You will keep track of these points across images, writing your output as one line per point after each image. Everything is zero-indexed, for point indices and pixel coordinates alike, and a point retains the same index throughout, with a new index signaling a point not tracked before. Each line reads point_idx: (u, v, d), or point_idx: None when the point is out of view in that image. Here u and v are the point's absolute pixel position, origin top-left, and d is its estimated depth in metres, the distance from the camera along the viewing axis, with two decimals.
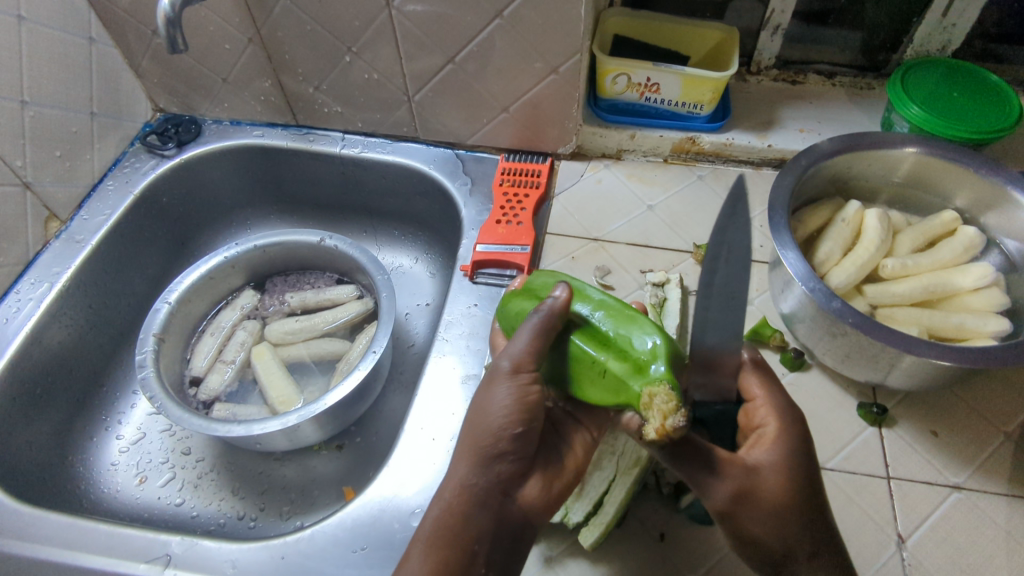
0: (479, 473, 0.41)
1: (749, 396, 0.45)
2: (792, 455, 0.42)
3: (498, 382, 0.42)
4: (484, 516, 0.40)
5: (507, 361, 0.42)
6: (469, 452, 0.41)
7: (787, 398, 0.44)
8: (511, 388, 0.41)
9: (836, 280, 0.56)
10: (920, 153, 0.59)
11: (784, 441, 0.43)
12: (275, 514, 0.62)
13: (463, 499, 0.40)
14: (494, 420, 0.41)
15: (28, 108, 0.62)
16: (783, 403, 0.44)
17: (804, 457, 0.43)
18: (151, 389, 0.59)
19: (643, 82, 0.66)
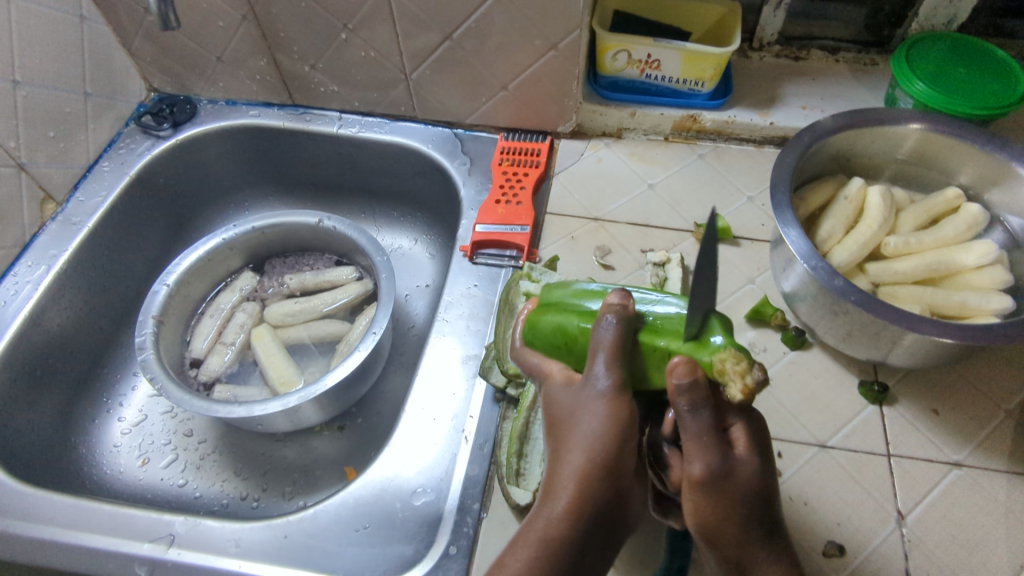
0: (592, 491, 0.37)
1: None
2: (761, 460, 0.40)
3: (600, 401, 0.38)
4: (580, 536, 0.37)
5: (600, 376, 0.38)
6: (581, 467, 0.37)
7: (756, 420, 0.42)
8: (611, 404, 0.38)
9: (838, 259, 0.56)
10: (924, 129, 0.58)
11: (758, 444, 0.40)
12: (278, 494, 0.62)
13: (572, 515, 0.37)
14: (606, 439, 0.37)
15: (20, 88, 0.61)
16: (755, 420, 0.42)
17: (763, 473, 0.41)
18: (152, 371, 0.59)
19: (643, 58, 0.65)
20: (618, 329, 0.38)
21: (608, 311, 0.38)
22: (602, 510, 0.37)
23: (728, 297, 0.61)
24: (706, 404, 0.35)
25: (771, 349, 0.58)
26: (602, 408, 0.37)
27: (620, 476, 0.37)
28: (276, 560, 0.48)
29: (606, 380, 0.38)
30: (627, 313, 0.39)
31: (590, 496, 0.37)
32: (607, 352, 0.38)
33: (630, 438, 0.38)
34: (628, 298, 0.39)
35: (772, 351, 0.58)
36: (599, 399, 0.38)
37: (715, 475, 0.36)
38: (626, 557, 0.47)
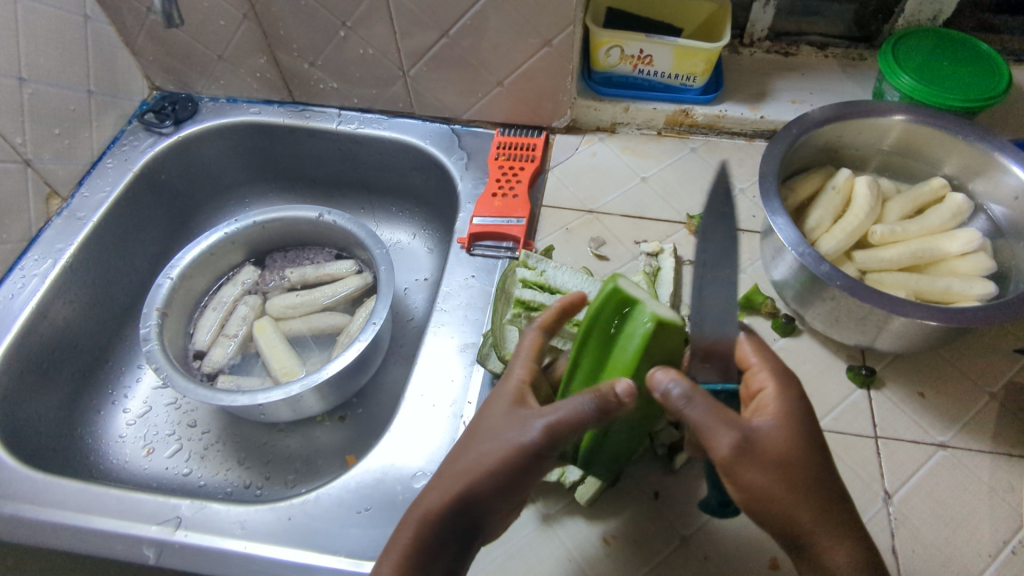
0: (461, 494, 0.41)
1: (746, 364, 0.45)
2: (791, 431, 0.41)
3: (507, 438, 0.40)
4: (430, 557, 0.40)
5: (533, 430, 0.40)
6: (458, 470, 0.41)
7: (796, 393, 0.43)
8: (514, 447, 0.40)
9: (826, 247, 0.57)
10: (908, 121, 0.59)
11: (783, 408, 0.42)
12: (280, 483, 0.64)
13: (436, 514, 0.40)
14: (486, 455, 0.41)
15: (26, 85, 0.62)
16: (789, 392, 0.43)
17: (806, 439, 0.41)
18: (157, 361, 0.60)
19: (636, 54, 0.67)
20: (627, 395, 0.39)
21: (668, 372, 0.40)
22: (450, 537, 0.40)
23: None
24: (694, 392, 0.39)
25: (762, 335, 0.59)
26: (496, 448, 0.41)
27: (469, 509, 0.40)
28: (280, 541, 0.49)
29: (528, 436, 0.40)
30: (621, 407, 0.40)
31: (437, 522, 0.40)
32: (561, 413, 0.40)
33: (499, 480, 0.40)
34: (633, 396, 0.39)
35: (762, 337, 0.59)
36: (502, 441, 0.41)
37: (800, 396, 0.43)
38: (622, 535, 0.49)
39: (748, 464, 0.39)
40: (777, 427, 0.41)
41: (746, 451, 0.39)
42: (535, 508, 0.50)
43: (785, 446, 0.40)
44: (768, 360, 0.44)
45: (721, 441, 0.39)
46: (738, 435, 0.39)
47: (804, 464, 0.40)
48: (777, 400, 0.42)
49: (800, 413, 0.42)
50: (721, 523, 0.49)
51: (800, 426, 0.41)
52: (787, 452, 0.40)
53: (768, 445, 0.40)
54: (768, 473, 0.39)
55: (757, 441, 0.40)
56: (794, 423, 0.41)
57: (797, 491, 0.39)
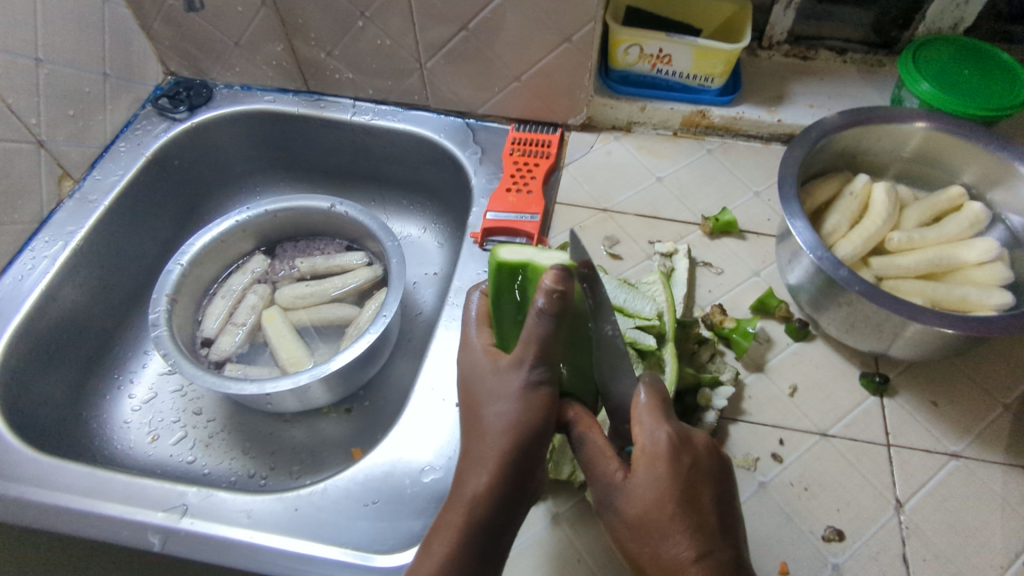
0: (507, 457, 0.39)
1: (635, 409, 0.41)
2: (649, 489, 0.39)
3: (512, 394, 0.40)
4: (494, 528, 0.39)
5: (529, 372, 0.40)
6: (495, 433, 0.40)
7: (668, 448, 0.39)
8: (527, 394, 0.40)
9: (843, 251, 0.57)
10: (929, 127, 0.59)
11: (649, 466, 0.39)
12: (285, 473, 0.64)
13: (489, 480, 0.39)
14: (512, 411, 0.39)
15: (42, 66, 0.62)
16: (663, 448, 0.39)
17: (666, 500, 0.38)
18: (165, 346, 0.60)
19: (655, 53, 0.66)
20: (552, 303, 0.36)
21: (571, 412, 0.42)
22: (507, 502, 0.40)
23: (733, 289, 0.62)
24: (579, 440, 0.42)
25: (775, 340, 0.59)
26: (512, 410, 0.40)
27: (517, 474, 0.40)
28: (287, 531, 0.49)
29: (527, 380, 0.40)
30: (569, 295, 0.36)
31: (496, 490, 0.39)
32: (533, 345, 0.39)
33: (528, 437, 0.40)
34: (568, 280, 0.36)
35: (775, 341, 0.59)
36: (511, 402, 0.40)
37: (668, 454, 0.39)
38: None
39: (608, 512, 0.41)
40: (635, 487, 0.39)
41: (606, 502, 0.41)
42: (544, 506, 0.50)
43: (635, 508, 0.39)
44: (646, 414, 0.40)
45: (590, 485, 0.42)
46: (600, 486, 0.41)
47: (654, 526, 0.38)
48: (640, 457, 0.39)
49: (666, 474, 0.39)
50: None
51: (654, 486, 0.39)
52: (637, 514, 0.39)
53: (621, 502, 0.40)
54: (623, 528, 0.40)
55: (614, 497, 0.40)
56: (652, 486, 0.39)
57: (647, 550, 0.39)
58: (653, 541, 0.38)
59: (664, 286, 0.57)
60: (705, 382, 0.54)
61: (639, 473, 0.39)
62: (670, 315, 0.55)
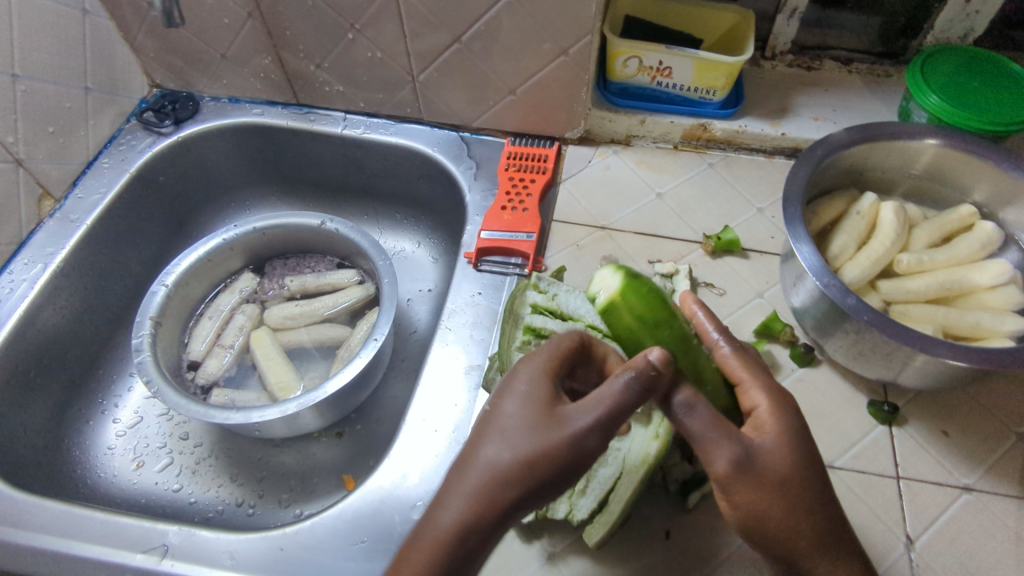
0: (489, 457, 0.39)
1: (737, 378, 0.44)
2: (792, 449, 0.41)
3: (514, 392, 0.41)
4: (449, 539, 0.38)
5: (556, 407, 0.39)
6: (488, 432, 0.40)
7: (797, 418, 0.42)
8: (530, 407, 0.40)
9: (849, 276, 0.55)
10: (942, 145, 0.56)
11: (784, 431, 0.41)
12: (274, 501, 0.62)
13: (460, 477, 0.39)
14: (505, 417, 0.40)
15: (19, 82, 0.60)
16: (790, 418, 0.42)
17: (807, 458, 0.41)
18: (148, 374, 0.58)
19: (654, 65, 0.64)
20: (624, 388, 0.38)
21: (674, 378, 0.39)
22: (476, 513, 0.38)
23: (736, 311, 0.60)
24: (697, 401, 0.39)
25: (778, 366, 0.57)
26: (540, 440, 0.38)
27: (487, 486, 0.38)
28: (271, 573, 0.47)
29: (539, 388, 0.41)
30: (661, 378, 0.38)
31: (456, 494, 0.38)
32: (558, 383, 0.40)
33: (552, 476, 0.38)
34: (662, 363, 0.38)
35: (780, 367, 0.57)
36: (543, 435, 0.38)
37: (797, 416, 0.42)
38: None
39: (747, 479, 0.39)
40: (775, 445, 0.41)
41: (746, 466, 0.39)
42: (539, 545, 0.48)
43: (779, 468, 0.40)
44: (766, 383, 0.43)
45: (720, 456, 0.39)
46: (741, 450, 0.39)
47: (795, 486, 0.40)
48: (779, 425, 0.41)
49: (798, 441, 0.41)
50: (732, 568, 0.47)
51: (792, 446, 0.41)
52: (783, 471, 0.40)
53: (761, 462, 0.40)
54: (767, 493, 0.40)
55: (755, 457, 0.40)
56: (789, 446, 0.41)
57: (787, 513, 0.40)
58: (796, 502, 0.40)
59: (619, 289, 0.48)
60: None
61: (774, 441, 0.41)
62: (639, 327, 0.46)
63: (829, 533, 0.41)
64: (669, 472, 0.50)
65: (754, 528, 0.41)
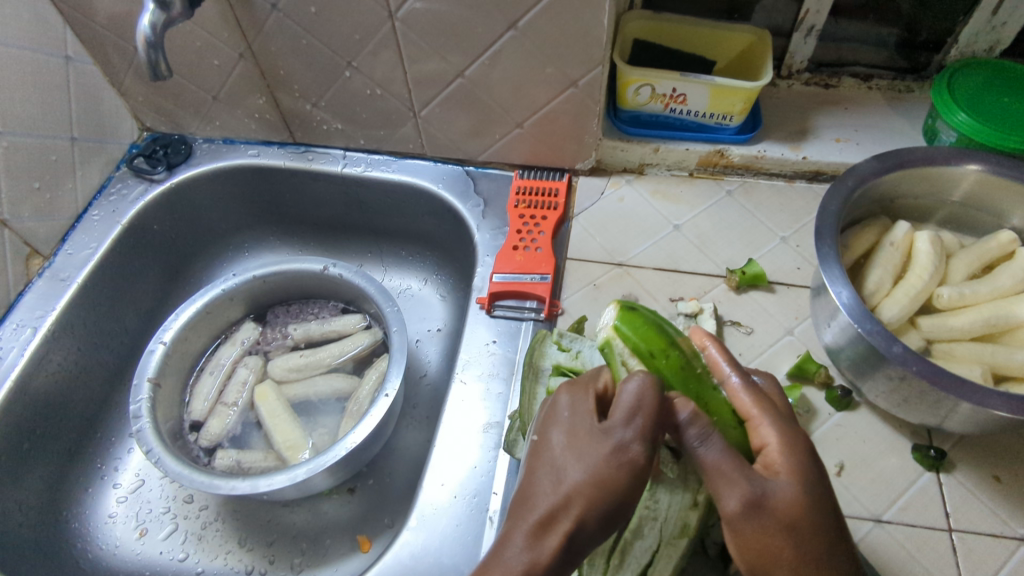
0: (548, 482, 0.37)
1: (745, 413, 0.41)
2: (809, 490, 0.37)
3: (554, 421, 0.40)
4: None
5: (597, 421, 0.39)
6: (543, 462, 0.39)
7: (812, 454, 0.38)
8: (570, 430, 0.39)
9: (888, 314, 0.52)
10: (984, 171, 0.53)
11: (799, 470, 0.37)
12: (285, 567, 0.59)
13: (524, 508, 0.37)
14: (552, 443, 0.39)
15: (1, 138, 0.57)
16: (804, 455, 0.38)
17: (825, 500, 0.37)
18: (148, 442, 0.55)
19: (668, 93, 0.61)
20: (641, 392, 0.37)
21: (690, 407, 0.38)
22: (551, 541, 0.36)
23: (766, 351, 0.57)
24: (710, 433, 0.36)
25: (815, 410, 0.54)
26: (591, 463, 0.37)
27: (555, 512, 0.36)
28: None
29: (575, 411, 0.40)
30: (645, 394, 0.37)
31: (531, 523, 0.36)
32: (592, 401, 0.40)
33: (607, 501, 0.36)
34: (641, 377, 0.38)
35: (816, 412, 0.54)
36: (595, 458, 0.37)
37: (812, 453, 0.39)
38: None
39: (758, 522, 0.36)
40: (790, 483, 0.37)
41: (757, 506, 0.36)
42: None
43: (794, 512, 0.36)
44: (776, 416, 0.40)
45: (729, 495, 0.36)
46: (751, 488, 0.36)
47: (811, 533, 0.36)
48: (794, 462, 0.38)
49: (814, 480, 0.37)
50: None
51: (808, 485, 0.37)
52: (798, 516, 0.36)
53: (777, 505, 0.36)
54: (779, 539, 0.36)
55: (767, 497, 0.36)
56: (805, 486, 0.37)
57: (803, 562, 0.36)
58: (813, 551, 0.36)
59: (618, 326, 0.46)
60: None
61: (788, 481, 0.37)
62: (637, 357, 0.45)
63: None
64: (709, 535, 0.46)
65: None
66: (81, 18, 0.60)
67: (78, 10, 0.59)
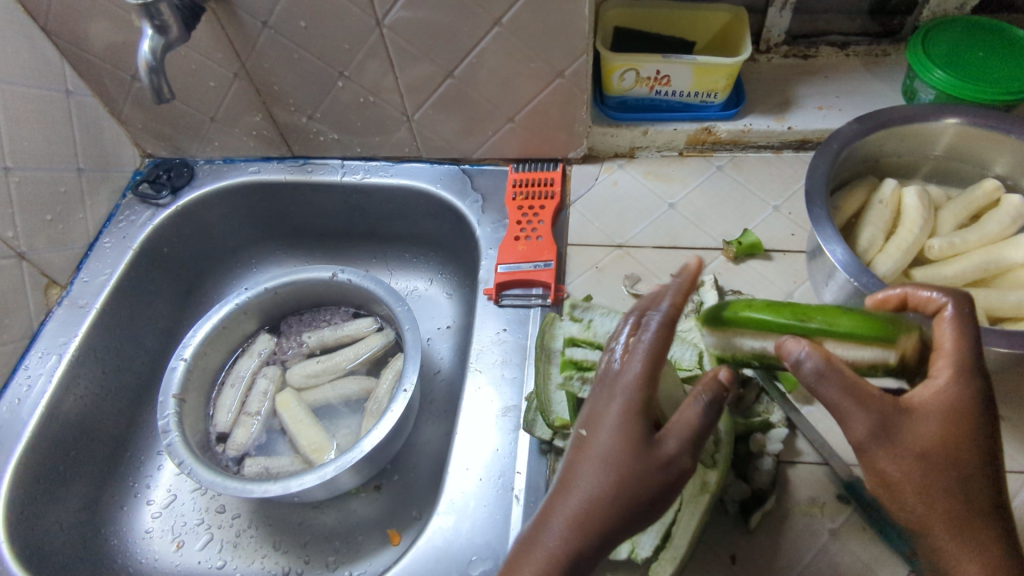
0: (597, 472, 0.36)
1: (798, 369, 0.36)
2: (958, 429, 0.34)
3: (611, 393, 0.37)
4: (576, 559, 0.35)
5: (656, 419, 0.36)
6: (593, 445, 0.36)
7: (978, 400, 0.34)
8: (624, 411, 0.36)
9: (883, 268, 0.53)
10: (963, 123, 0.55)
11: (951, 410, 0.34)
12: (321, 566, 0.60)
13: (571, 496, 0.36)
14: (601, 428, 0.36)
15: (12, 174, 0.59)
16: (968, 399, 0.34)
17: (977, 441, 0.35)
18: (179, 455, 0.57)
19: (652, 75, 0.63)
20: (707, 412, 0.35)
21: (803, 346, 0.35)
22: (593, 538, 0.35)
23: None
24: (836, 364, 0.34)
25: None
26: (633, 468, 0.35)
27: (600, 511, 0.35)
28: None
29: (626, 384, 0.36)
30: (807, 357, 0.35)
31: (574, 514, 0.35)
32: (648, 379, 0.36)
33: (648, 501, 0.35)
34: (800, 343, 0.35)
35: None
36: (645, 459, 0.35)
37: (985, 399, 0.35)
38: None
39: (884, 451, 0.35)
40: (932, 420, 0.34)
41: (885, 438, 0.34)
42: None
43: (934, 449, 0.34)
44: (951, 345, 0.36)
45: (856, 423, 0.34)
46: (880, 420, 0.34)
47: (950, 467, 0.34)
48: (949, 402, 0.35)
49: (967, 423, 0.34)
50: None
51: (964, 426, 0.34)
52: (935, 453, 0.34)
53: (912, 438, 0.34)
54: (909, 469, 0.34)
55: (901, 431, 0.34)
56: (958, 424, 0.34)
57: (933, 494, 0.34)
58: (943, 488, 0.34)
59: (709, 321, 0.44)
60: (756, 427, 0.50)
61: (931, 418, 0.35)
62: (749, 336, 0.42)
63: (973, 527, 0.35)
64: (727, 492, 0.48)
65: (889, 499, 0.36)
66: (79, 52, 0.61)
67: (76, 45, 0.61)
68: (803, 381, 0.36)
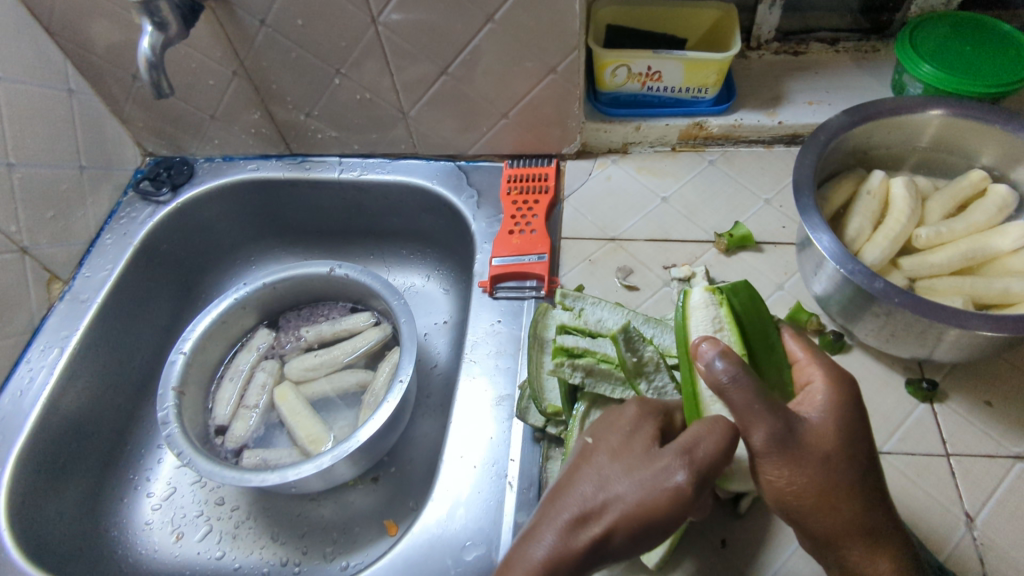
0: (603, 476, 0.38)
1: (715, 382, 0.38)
2: (838, 430, 0.38)
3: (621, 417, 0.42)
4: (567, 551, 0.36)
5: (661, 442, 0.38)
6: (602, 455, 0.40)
7: (850, 403, 0.39)
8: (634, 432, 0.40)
9: (871, 257, 0.54)
10: (948, 114, 0.56)
11: (830, 414, 0.39)
12: (319, 556, 0.61)
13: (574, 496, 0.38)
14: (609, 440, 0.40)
15: (16, 170, 0.60)
16: (840, 400, 0.39)
17: (855, 441, 0.39)
18: (179, 445, 0.57)
19: (644, 71, 0.64)
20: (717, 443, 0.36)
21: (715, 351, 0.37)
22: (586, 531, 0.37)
23: None
24: (740, 367, 0.37)
25: None
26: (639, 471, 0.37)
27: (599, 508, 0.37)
28: None
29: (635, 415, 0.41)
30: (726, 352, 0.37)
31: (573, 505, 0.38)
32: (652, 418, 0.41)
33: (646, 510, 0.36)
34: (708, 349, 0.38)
35: None
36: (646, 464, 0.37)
37: (856, 404, 0.39)
38: None
39: (786, 458, 0.37)
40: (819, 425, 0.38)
41: (784, 444, 0.37)
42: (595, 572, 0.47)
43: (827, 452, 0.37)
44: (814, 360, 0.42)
45: (758, 429, 0.37)
46: (778, 424, 0.37)
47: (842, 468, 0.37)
48: (828, 408, 0.39)
49: (845, 425, 0.38)
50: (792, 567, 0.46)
51: (845, 431, 0.38)
52: (828, 455, 0.37)
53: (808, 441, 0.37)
54: (812, 473, 0.37)
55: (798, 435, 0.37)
56: (839, 426, 0.38)
57: (831, 498, 0.37)
58: (840, 492, 0.37)
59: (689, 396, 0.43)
60: None
61: (817, 426, 0.38)
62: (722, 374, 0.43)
63: (870, 530, 0.38)
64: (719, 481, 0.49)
65: (795, 510, 0.38)
66: (82, 52, 0.63)
67: (78, 44, 0.62)
68: (717, 384, 0.37)
